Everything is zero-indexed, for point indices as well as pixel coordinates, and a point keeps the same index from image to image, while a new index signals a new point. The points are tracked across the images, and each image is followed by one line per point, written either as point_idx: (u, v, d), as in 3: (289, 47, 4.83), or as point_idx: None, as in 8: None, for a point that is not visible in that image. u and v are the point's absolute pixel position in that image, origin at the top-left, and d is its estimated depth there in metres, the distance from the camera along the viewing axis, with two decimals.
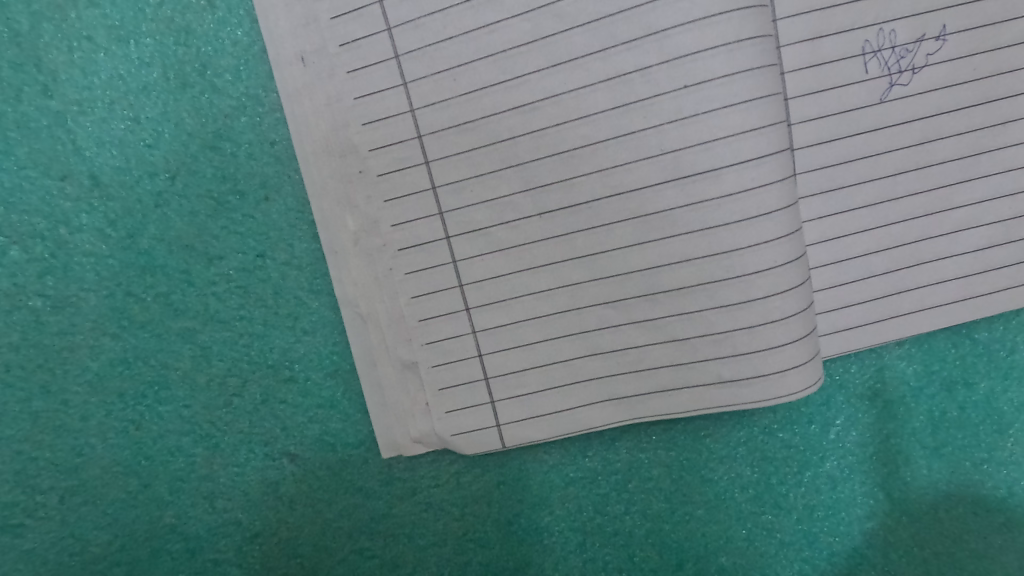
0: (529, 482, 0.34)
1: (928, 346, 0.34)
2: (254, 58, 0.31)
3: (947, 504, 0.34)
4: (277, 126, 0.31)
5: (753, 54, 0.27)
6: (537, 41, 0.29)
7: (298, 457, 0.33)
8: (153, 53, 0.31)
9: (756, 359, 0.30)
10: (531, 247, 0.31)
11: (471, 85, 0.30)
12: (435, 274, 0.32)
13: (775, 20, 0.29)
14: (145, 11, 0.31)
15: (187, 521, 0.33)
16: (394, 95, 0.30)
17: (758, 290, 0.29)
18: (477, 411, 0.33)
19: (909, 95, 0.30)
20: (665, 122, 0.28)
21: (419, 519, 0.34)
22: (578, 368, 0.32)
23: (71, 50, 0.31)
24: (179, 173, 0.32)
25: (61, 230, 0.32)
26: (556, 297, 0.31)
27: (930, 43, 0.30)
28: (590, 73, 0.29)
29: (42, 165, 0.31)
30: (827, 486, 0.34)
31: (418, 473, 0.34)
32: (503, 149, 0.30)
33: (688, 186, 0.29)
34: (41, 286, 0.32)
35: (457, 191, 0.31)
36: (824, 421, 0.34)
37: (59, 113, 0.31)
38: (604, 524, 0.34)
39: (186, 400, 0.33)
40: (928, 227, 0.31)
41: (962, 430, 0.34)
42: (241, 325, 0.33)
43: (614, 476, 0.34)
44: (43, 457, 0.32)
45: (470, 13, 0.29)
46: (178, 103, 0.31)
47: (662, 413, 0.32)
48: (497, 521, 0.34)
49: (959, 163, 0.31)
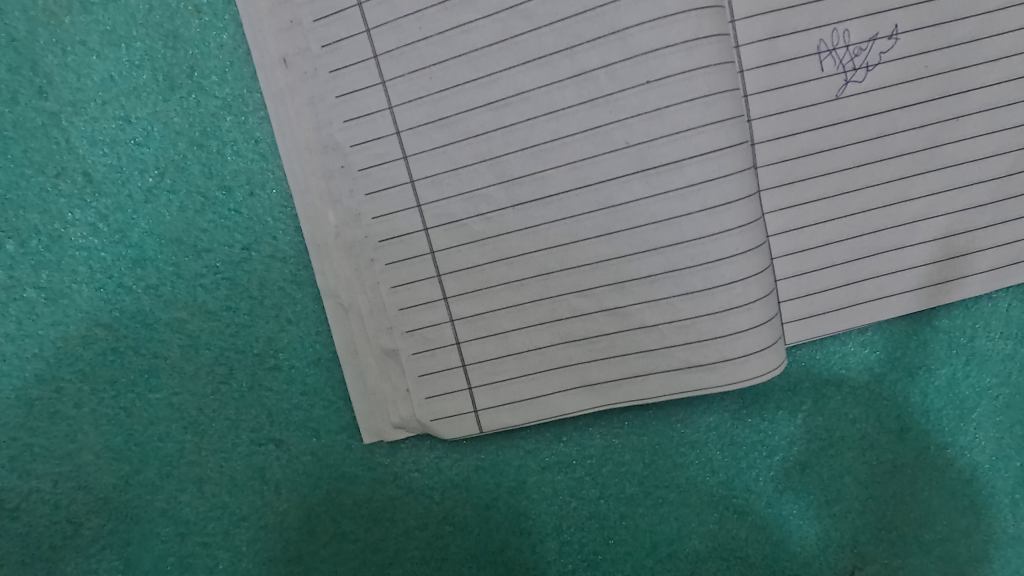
0: (506, 467, 0.35)
1: (890, 333, 0.34)
2: (239, 60, 0.33)
3: (913, 486, 0.34)
4: (262, 124, 0.33)
5: (713, 51, 0.29)
6: (508, 41, 0.30)
7: (283, 443, 0.35)
8: (144, 56, 0.32)
9: (722, 344, 0.31)
10: (505, 238, 0.32)
11: (446, 84, 0.31)
12: (413, 264, 0.33)
13: (734, 20, 0.30)
14: (136, 16, 0.32)
15: (177, 505, 0.34)
16: (374, 94, 0.32)
17: (721, 277, 0.30)
18: (456, 397, 0.34)
19: (864, 92, 0.31)
20: (629, 116, 0.30)
21: (399, 502, 0.35)
22: (552, 355, 0.33)
23: (65, 54, 0.32)
24: (168, 171, 0.33)
25: (55, 225, 0.33)
26: (530, 287, 0.32)
27: (883, 41, 0.31)
28: (558, 71, 0.30)
29: (38, 163, 0.33)
30: (796, 470, 0.35)
31: (398, 458, 0.35)
32: (476, 144, 0.31)
33: (652, 178, 0.30)
34: (35, 279, 0.33)
35: (433, 185, 0.32)
36: (792, 406, 0.35)
37: (54, 113, 0.33)
38: (579, 508, 0.35)
39: (175, 389, 0.34)
40: (886, 218, 0.32)
41: (926, 414, 0.34)
42: (228, 316, 0.34)
43: (589, 461, 0.35)
44: (38, 443, 0.34)
45: (443, 15, 0.30)
46: (167, 103, 0.33)
47: (632, 399, 0.33)
48: (476, 505, 0.35)
49: (914, 156, 0.32)
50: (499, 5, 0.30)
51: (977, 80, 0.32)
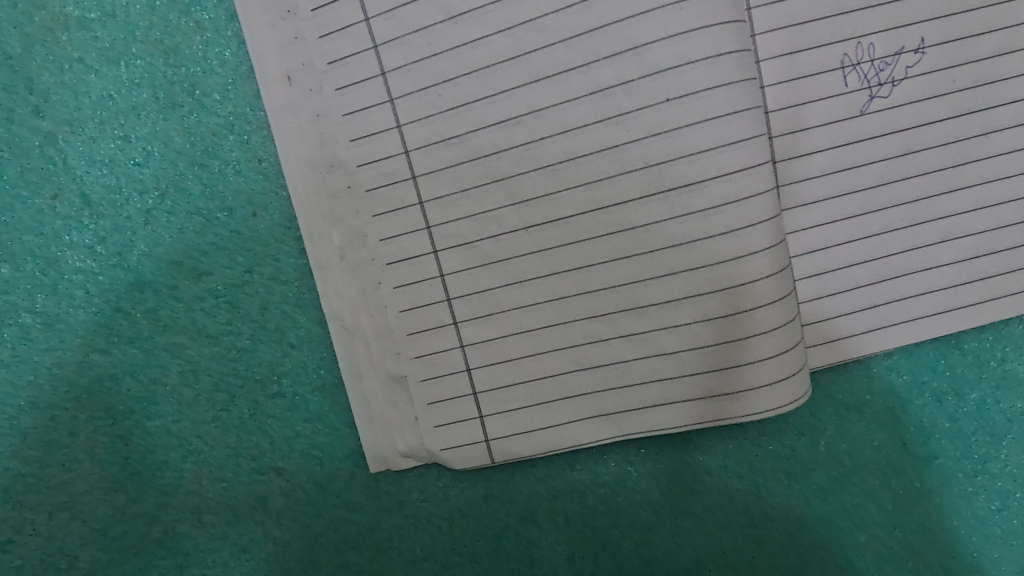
0: (517, 495, 0.34)
1: (916, 356, 0.33)
2: (241, 77, 0.32)
3: (940, 514, 0.33)
4: (264, 143, 0.32)
5: (734, 67, 0.28)
6: (520, 57, 0.29)
7: (285, 471, 0.33)
8: (143, 74, 0.31)
9: (745, 371, 0.30)
10: (517, 260, 0.31)
11: (456, 100, 0.30)
12: (422, 287, 0.32)
13: (755, 35, 0.29)
14: (135, 32, 0.31)
15: (175, 536, 0.33)
16: (381, 111, 0.31)
17: (744, 302, 0.29)
18: (466, 425, 0.33)
19: (889, 107, 0.30)
20: (648, 135, 0.29)
21: (406, 532, 0.34)
22: (566, 382, 0.32)
23: (62, 72, 0.31)
24: (168, 192, 0.32)
25: (51, 248, 0.32)
26: (543, 311, 0.31)
27: (909, 56, 0.30)
28: (572, 87, 0.29)
29: (34, 184, 0.32)
30: (817, 498, 0.33)
31: (405, 486, 0.34)
32: (487, 163, 0.30)
33: (673, 199, 0.29)
34: (30, 303, 0.32)
35: (442, 205, 0.31)
36: (813, 431, 0.33)
37: (50, 133, 0.32)
38: (592, 537, 0.34)
39: (174, 416, 0.33)
40: (911, 238, 0.31)
41: (954, 440, 0.33)
42: (229, 340, 0.33)
43: (602, 489, 0.34)
44: (32, 473, 0.33)
45: (453, 30, 0.29)
46: (167, 122, 0.32)
47: (651, 428, 0.32)
48: (485, 535, 0.34)
49: (941, 173, 0.31)
50: (510, 19, 0.29)
51: (1005, 95, 0.30)
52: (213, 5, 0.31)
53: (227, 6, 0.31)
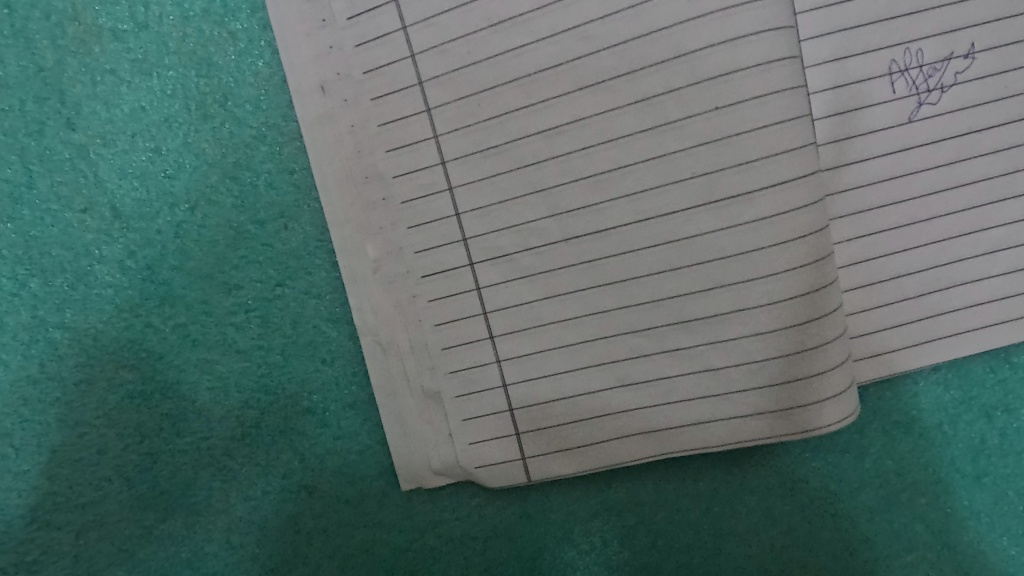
0: (552, 515, 0.33)
1: (965, 371, 0.32)
2: (274, 88, 0.31)
3: (992, 536, 0.32)
4: (298, 154, 0.32)
5: (785, 74, 0.27)
6: (562, 65, 0.29)
7: (316, 490, 0.33)
8: (176, 85, 0.31)
9: (794, 389, 0.29)
10: (556, 273, 0.30)
11: (497, 110, 0.30)
12: (458, 301, 0.31)
13: (801, 40, 0.29)
14: (168, 44, 0.31)
15: (204, 556, 0.33)
16: (419, 121, 0.30)
17: (794, 317, 0.28)
18: (502, 443, 0.32)
19: (939, 114, 0.30)
20: (697, 143, 0.28)
21: (439, 553, 0.33)
22: (609, 399, 0.31)
23: (94, 84, 0.31)
24: (199, 204, 0.32)
25: (81, 261, 0.32)
26: (584, 325, 0.31)
27: (958, 61, 0.29)
28: (615, 95, 0.29)
29: (65, 198, 0.32)
30: (864, 518, 0.32)
31: (438, 505, 0.33)
32: (527, 174, 0.30)
33: (721, 211, 0.28)
34: (59, 318, 0.32)
35: (480, 217, 0.31)
36: (859, 449, 0.32)
37: (82, 145, 0.31)
38: (631, 558, 0.33)
39: (204, 433, 0.32)
40: (960, 248, 0.30)
41: (1005, 458, 0.32)
42: (260, 355, 0.32)
43: (641, 508, 0.33)
44: (60, 491, 0.32)
45: (495, 38, 0.29)
46: (199, 133, 0.31)
47: (697, 448, 0.31)
48: (521, 555, 0.33)
49: (992, 181, 0.30)
50: (553, 26, 0.29)
51: None
52: (247, 16, 0.31)
53: (262, 16, 0.31)
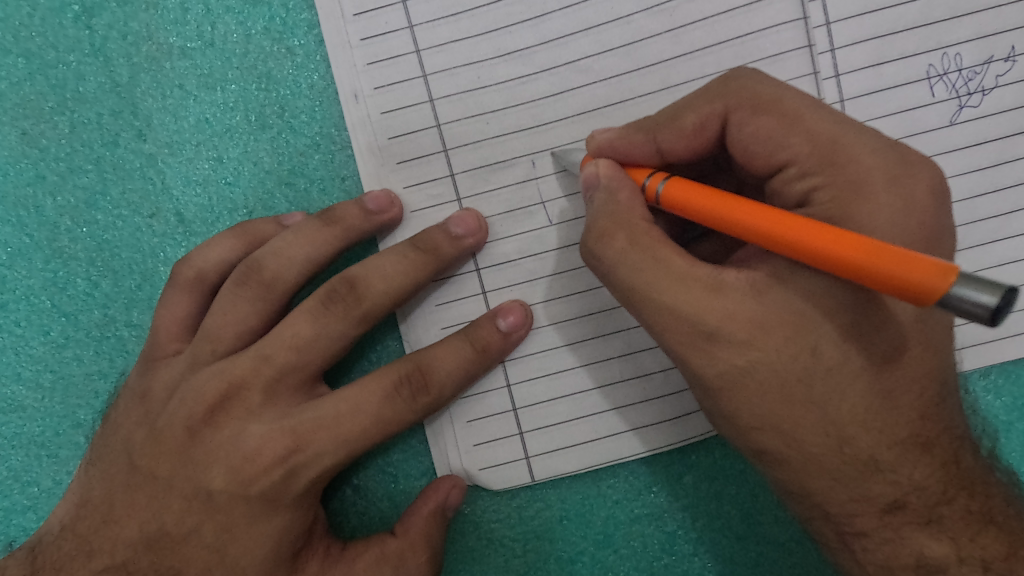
0: (592, 518, 0.33)
1: (1017, 377, 0.32)
2: (328, 99, 0.33)
3: None
4: (348, 162, 0.33)
5: (809, 89, 0.31)
6: (565, 92, 0.32)
7: (362, 488, 0.34)
8: (237, 98, 0.33)
9: None
10: (556, 278, 0.32)
11: (502, 129, 0.32)
12: (465, 304, 0.33)
13: (834, 49, 0.32)
14: (232, 59, 0.33)
15: None
16: (429, 136, 0.32)
17: None
18: (506, 443, 0.33)
19: (981, 116, 0.32)
20: None
21: (478, 554, 0.34)
22: (606, 395, 0.33)
23: (164, 98, 0.33)
24: (257, 211, 0.34)
25: (147, 263, 0.34)
26: (583, 324, 0.33)
27: (999, 64, 0.31)
28: (628, 114, 0.32)
29: (135, 204, 0.34)
30: None
31: (479, 507, 0.34)
32: (531, 187, 0.32)
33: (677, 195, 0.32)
34: (127, 316, 0.34)
35: (507, 218, 0.32)
36: None
37: (151, 154, 0.34)
38: (671, 565, 0.33)
39: None
40: (981, 256, 0.32)
41: None
42: None
43: (681, 513, 0.33)
44: None
45: (503, 65, 0.32)
46: (258, 143, 0.33)
47: (678, 439, 0.33)
48: (560, 558, 0.34)
49: None
50: (603, 44, 0.31)
51: None
52: (304, 32, 0.33)
53: (317, 33, 0.33)
